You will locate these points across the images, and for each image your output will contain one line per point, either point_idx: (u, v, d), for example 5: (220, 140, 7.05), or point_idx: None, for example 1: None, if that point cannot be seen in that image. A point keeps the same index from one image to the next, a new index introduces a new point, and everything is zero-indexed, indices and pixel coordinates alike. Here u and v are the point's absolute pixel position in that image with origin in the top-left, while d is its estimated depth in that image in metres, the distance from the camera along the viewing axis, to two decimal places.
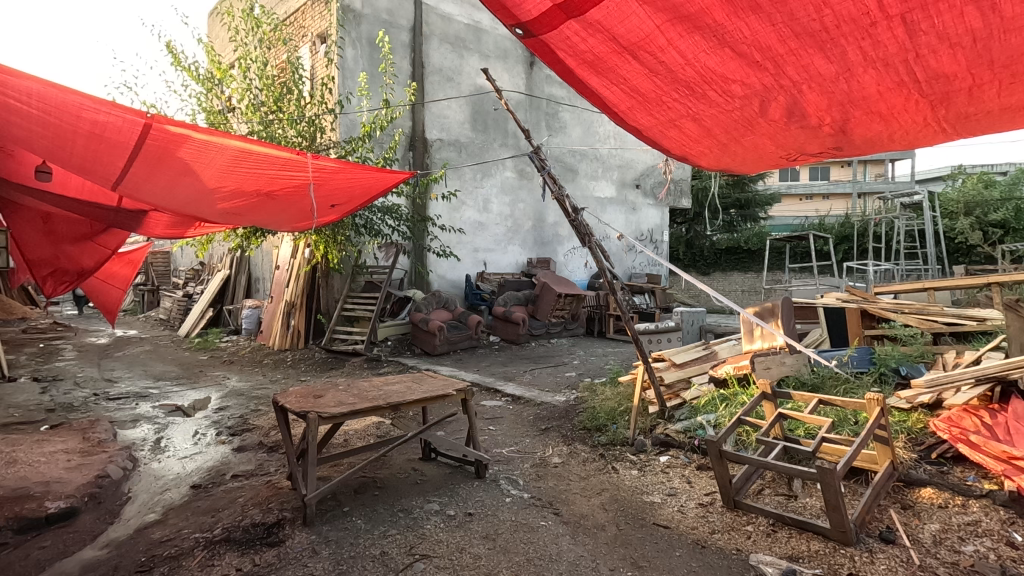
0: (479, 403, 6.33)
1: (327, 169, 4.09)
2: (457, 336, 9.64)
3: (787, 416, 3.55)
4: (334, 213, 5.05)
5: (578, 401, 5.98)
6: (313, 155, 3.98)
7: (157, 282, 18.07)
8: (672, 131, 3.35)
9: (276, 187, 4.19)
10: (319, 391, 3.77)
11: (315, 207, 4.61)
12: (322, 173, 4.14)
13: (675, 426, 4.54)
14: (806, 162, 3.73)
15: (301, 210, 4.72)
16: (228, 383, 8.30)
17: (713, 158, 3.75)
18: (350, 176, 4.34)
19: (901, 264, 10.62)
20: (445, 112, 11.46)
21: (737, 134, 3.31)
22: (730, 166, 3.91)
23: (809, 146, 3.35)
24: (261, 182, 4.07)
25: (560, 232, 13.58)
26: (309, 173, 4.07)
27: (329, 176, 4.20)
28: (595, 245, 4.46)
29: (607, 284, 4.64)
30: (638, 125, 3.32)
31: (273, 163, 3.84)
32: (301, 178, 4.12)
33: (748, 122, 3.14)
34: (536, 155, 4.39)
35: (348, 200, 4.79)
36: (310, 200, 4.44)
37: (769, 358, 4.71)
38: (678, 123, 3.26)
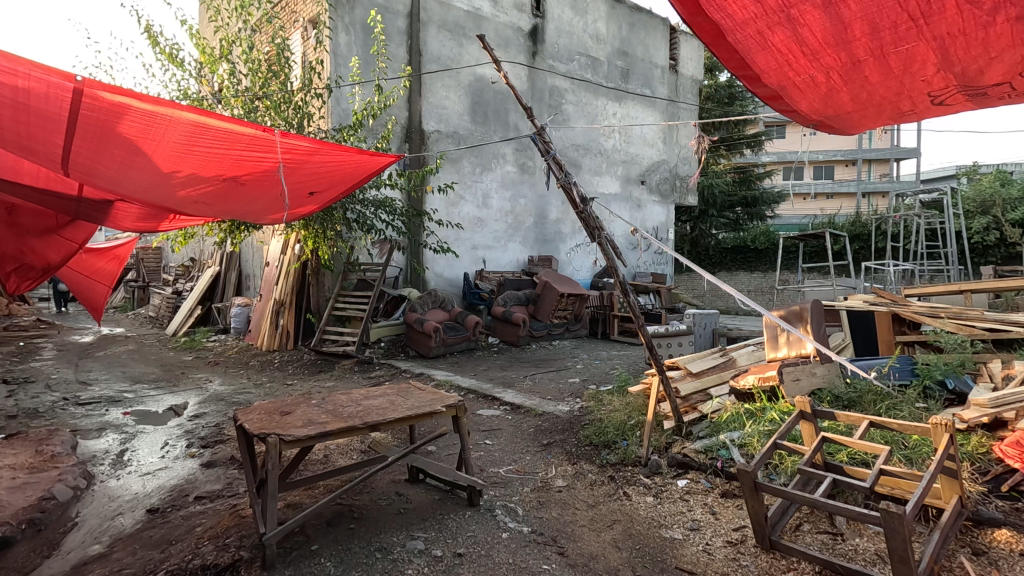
0: (475, 413, 5.82)
1: (299, 150, 3.61)
2: (454, 338, 9.11)
3: (829, 439, 3.05)
4: (316, 201, 4.59)
5: (583, 412, 5.48)
6: (283, 133, 3.50)
7: (147, 278, 17.59)
8: (794, 29, 2.75)
9: (242, 170, 3.71)
10: (288, 407, 3.27)
11: (289, 194, 4.13)
12: (293, 154, 3.67)
13: (694, 444, 4.03)
14: (961, 90, 3.10)
15: (274, 198, 4.25)
16: (209, 386, 7.80)
17: (836, 82, 3.16)
18: (326, 159, 3.86)
19: (922, 265, 10.07)
20: (443, 102, 10.93)
21: (891, 33, 2.66)
22: (853, 97, 3.31)
23: (990, 53, 2.69)
24: (225, 164, 3.59)
25: (563, 229, 13.07)
26: (278, 154, 3.60)
27: (302, 158, 3.73)
28: (605, 241, 3.94)
29: (618, 285, 4.11)
30: (737, 20, 2.74)
31: (234, 139, 3.36)
32: (269, 160, 3.65)
33: (918, 9, 2.48)
34: (540, 138, 3.89)
35: (329, 186, 4.32)
36: (283, 185, 3.96)
37: (799, 368, 4.23)
38: (800, 16, 2.66)
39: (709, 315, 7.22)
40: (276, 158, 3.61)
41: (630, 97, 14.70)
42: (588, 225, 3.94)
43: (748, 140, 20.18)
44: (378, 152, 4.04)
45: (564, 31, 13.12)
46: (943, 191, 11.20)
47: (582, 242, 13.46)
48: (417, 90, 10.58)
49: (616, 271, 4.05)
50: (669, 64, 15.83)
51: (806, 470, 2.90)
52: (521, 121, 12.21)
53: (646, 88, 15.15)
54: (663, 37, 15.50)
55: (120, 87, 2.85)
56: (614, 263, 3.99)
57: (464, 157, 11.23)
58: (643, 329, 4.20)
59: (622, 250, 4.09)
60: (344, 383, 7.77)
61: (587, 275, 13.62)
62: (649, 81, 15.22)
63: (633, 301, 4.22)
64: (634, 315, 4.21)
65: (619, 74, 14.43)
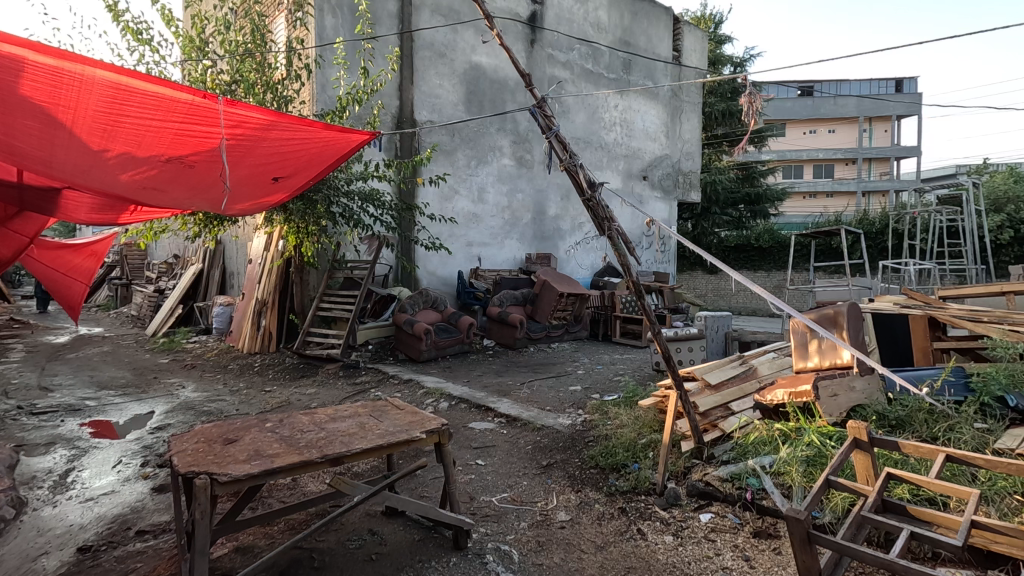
0: (466, 427, 5.26)
1: (250, 120, 3.18)
2: (446, 340, 8.55)
3: (894, 477, 2.52)
4: (281, 190, 4.14)
5: (586, 426, 4.92)
6: (228, 100, 3.06)
7: (130, 276, 16.93)
8: None
9: (186, 148, 3.24)
10: (234, 434, 2.69)
11: (246, 176, 3.67)
12: (243, 126, 3.22)
13: (719, 471, 3.48)
14: None
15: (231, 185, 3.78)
16: (181, 393, 7.21)
17: None
18: (284, 136, 3.42)
19: (942, 264, 9.54)
20: (437, 91, 10.37)
21: None
22: None
23: None
24: (163, 140, 3.12)
25: (562, 226, 12.51)
26: (225, 124, 3.15)
27: (256, 130, 3.29)
28: (615, 234, 3.38)
29: (630, 286, 3.53)
30: None
31: (169, 106, 2.90)
32: (216, 134, 3.19)
33: None
34: (541, 111, 3.33)
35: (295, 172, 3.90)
36: (239, 165, 3.51)
37: (836, 382, 3.66)
38: None
39: (722, 317, 6.69)
40: (225, 131, 3.16)
41: (631, 89, 14.15)
42: (595, 214, 3.38)
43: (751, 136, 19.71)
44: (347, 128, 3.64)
45: (563, 18, 12.55)
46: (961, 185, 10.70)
47: (581, 239, 12.92)
48: (409, 77, 10.00)
49: (628, 270, 3.47)
50: (672, 55, 15.28)
51: (870, 519, 2.35)
52: (519, 112, 11.64)
53: (648, 80, 14.59)
54: (666, 28, 14.93)
55: (13, 36, 2.33)
56: (625, 258, 3.42)
57: (459, 149, 10.67)
58: (658, 339, 3.61)
59: (635, 246, 3.52)
60: (327, 390, 7.18)
61: (587, 274, 13.06)
62: (651, 72, 14.67)
63: (649, 306, 3.62)
64: (649, 322, 3.60)
65: (620, 64, 13.87)
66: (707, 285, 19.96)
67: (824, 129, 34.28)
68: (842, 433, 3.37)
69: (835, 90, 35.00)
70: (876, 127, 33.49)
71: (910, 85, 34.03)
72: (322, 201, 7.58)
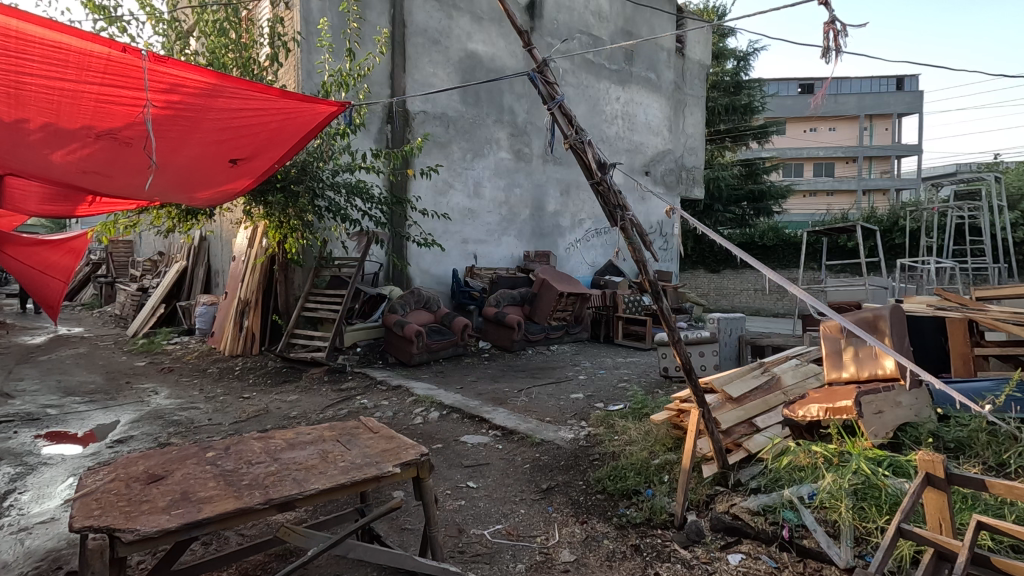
0: (458, 441, 4.76)
1: (180, 83, 2.97)
2: (439, 342, 8.02)
3: (984, 525, 2.03)
4: (245, 166, 3.96)
5: (591, 441, 4.43)
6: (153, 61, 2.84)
7: (115, 274, 16.36)
8: None
9: (114, 114, 3.06)
10: (163, 469, 2.17)
11: (193, 145, 3.49)
12: (173, 89, 3.01)
13: (748, 502, 2.96)
14: None
15: (180, 157, 3.59)
16: (153, 400, 6.69)
17: None
18: (227, 102, 3.21)
19: (962, 264, 9.05)
20: (430, 80, 9.87)
21: None
22: None
23: None
24: (85, 104, 2.94)
25: (561, 223, 12.02)
26: (151, 87, 2.95)
27: (191, 95, 3.08)
28: (628, 223, 2.88)
29: (646, 287, 3.01)
30: None
31: (80, 65, 2.70)
32: (143, 98, 3.00)
33: None
34: (543, 77, 2.84)
35: (251, 148, 3.76)
36: (180, 129, 3.34)
37: (880, 397, 3.21)
38: None
39: (735, 319, 6.19)
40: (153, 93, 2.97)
41: (633, 81, 13.63)
42: (603, 200, 2.87)
43: (754, 132, 19.21)
44: (306, 96, 3.46)
45: (564, 6, 12.02)
46: (979, 180, 10.25)
47: (581, 237, 12.43)
48: (401, 65, 9.49)
49: (642, 269, 2.96)
50: (676, 46, 14.78)
51: None
52: (517, 103, 11.14)
53: (651, 71, 14.07)
54: (669, 18, 14.45)
55: None
56: (641, 254, 2.92)
57: (454, 141, 10.17)
58: (679, 346, 3.04)
59: (651, 240, 3.00)
60: (309, 397, 6.66)
61: (587, 273, 12.57)
62: (654, 64, 14.15)
63: (668, 310, 3.05)
64: (669, 328, 3.03)
65: (622, 55, 13.35)
66: (709, 284, 19.50)
67: (824, 128, 33.83)
68: (893, 458, 2.87)
69: (835, 88, 34.55)
70: (877, 125, 33.00)
71: (911, 84, 33.65)
72: (305, 193, 7.06)
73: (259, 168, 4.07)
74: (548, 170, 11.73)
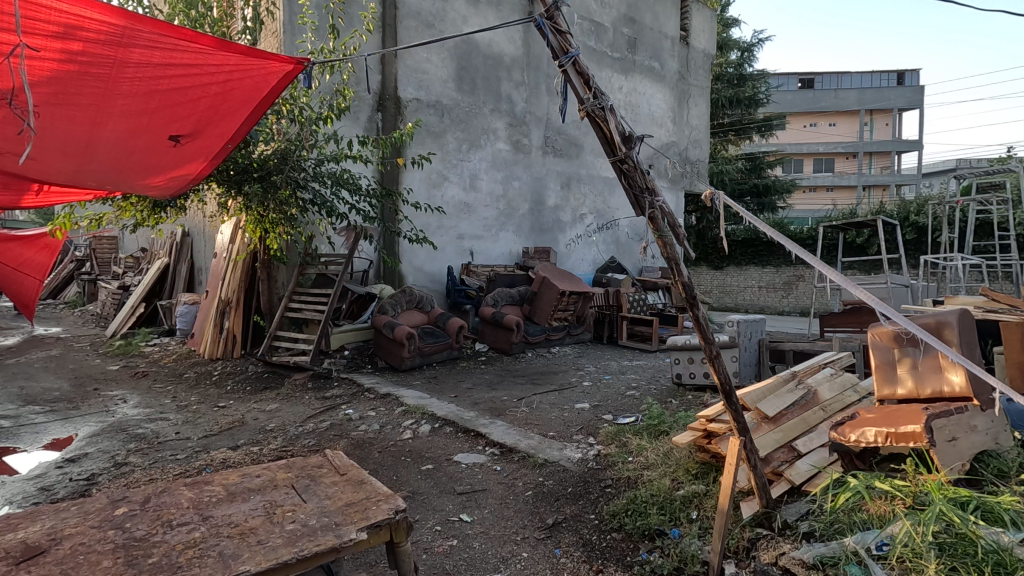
0: (449, 463, 4.22)
1: (74, 24, 2.42)
2: (432, 346, 7.46)
3: None
4: (193, 126, 3.44)
5: (600, 464, 3.90)
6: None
7: (99, 271, 15.78)
8: None
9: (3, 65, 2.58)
10: (49, 538, 1.63)
11: (118, 101, 3.00)
12: (68, 32, 2.46)
13: (801, 552, 2.41)
14: None
15: (106, 117, 3.10)
16: (119, 410, 6.13)
17: None
18: (145, 49, 2.69)
19: (988, 260, 8.53)
20: (424, 66, 9.33)
21: None
22: None
23: None
24: None
25: (562, 218, 11.48)
26: (37, 29, 2.42)
27: (93, 41, 2.54)
28: (658, 212, 2.38)
29: (680, 293, 2.44)
30: None
31: None
32: (31, 44, 2.48)
33: None
34: (552, 24, 2.31)
35: (190, 122, 3.40)
36: (95, 85, 2.84)
37: (954, 422, 2.70)
38: None
39: (756, 323, 5.66)
40: (42, 38, 2.46)
41: (637, 70, 13.08)
42: (625, 181, 2.35)
43: (758, 125, 18.69)
44: (258, 52, 3.00)
45: None
46: (1000, 171, 9.72)
47: (582, 233, 11.89)
48: (392, 49, 8.95)
49: (674, 269, 2.41)
50: (680, 34, 14.23)
51: None
52: (515, 92, 10.59)
53: (655, 60, 13.50)
54: (673, 5, 13.90)
55: None
56: (674, 251, 2.38)
57: (448, 131, 9.61)
58: (718, 363, 2.45)
59: (684, 232, 2.48)
60: (291, 406, 6.10)
61: (589, 271, 12.02)
62: (658, 52, 13.59)
63: (705, 319, 2.47)
64: (707, 343, 2.45)
65: (626, 43, 12.78)
66: (712, 281, 18.97)
67: (825, 123, 33.24)
68: (980, 500, 2.34)
69: (836, 82, 33.91)
70: (877, 120, 32.49)
71: (912, 78, 33.11)
72: (285, 184, 6.43)
73: (207, 148, 3.72)
74: (548, 163, 11.16)
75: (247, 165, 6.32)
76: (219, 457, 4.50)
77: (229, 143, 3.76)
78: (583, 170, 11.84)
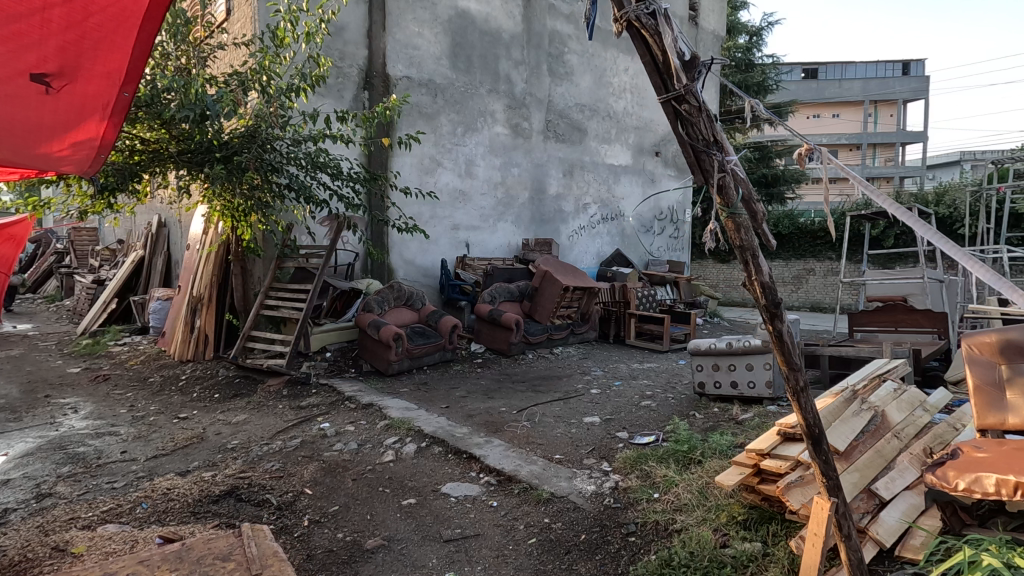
0: (434, 498, 3.50)
1: None
2: (423, 347, 6.72)
3: None
4: (60, 61, 2.13)
5: (621, 502, 3.17)
6: None
7: (78, 265, 14.98)
8: None
9: None
10: None
11: None
12: None
13: None
14: None
15: None
16: (65, 422, 5.39)
17: None
18: None
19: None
20: (415, 41, 8.57)
21: None
22: None
23: None
24: None
25: (564, 207, 10.74)
26: None
27: None
28: (729, 178, 1.77)
29: (759, 300, 1.79)
30: None
31: None
32: None
33: None
34: None
35: (54, 51, 2.08)
36: None
37: None
38: None
39: None
40: None
41: None
42: (682, 129, 1.75)
43: (766, 113, 17.90)
44: None
45: None
46: None
47: (586, 224, 11.15)
48: (379, 22, 8.18)
49: (749, 264, 1.80)
50: (688, 14, 13.44)
51: None
52: (515, 71, 9.83)
53: None
54: None
55: None
56: (749, 236, 1.76)
57: (442, 112, 8.84)
58: (804, 399, 1.80)
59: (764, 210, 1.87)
60: (260, 418, 5.37)
61: (592, 264, 11.28)
62: None
63: (792, 339, 1.81)
64: (792, 370, 1.79)
65: None
66: (718, 275, 18.24)
67: (828, 114, 32.35)
68: None
69: (840, 72, 33.03)
70: (881, 111, 31.62)
71: (916, 68, 32.48)
72: (253, 165, 5.63)
73: (100, 99, 2.40)
74: (548, 148, 10.41)
75: (207, 143, 5.52)
76: (162, 487, 3.77)
77: (126, 90, 2.42)
78: (586, 157, 11.08)
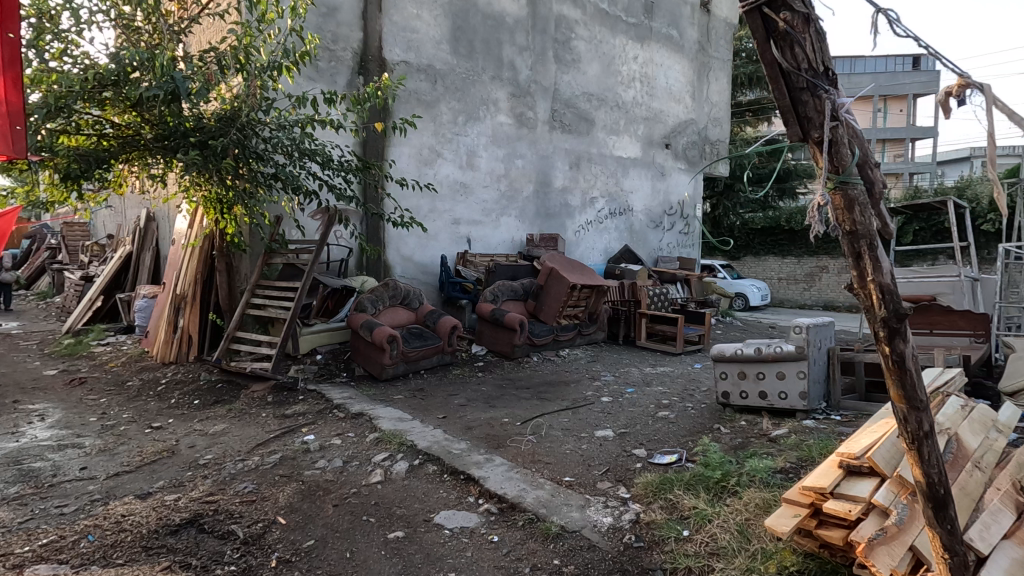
0: (423, 531, 3.01)
1: None
2: (419, 350, 6.24)
3: None
4: None
5: (645, 541, 2.69)
6: None
7: (70, 260, 14.56)
8: None
9: None
10: None
11: None
12: None
13: None
14: None
15: None
16: (27, 432, 4.93)
17: None
18: None
19: None
20: (413, 23, 8.06)
21: None
22: None
23: None
24: None
25: (570, 201, 10.23)
26: None
27: None
28: (842, 134, 1.55)
29: (875, 307, 1.57)
30: None
31: None
32: None
33: None
34: None
35: None
36: None
37: None
38: None
39: (825, 327, 4.38)
40: None
41: (653, 38, 11.74)
42: (778, 50, 1.54)
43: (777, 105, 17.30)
44: None
45: None
46: None
47: (593, 219, 10.65)
48: (375, 3, 7.68)
49: (864, 253, 1.56)
50: None
51: None
52: (519, 58, 9.32)
53: (672, 28, 12.18)
54: None
55: None
56: (863, 219, 1.55)
57: (442, 100, 8.34)
58: (928, 450, 1.62)
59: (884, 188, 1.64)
60: (240, 428, 4.90)
61: (599, 261, 10.78)
62: (676, 19, 12.25)
63: (913, 364, 1.58)
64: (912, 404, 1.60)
65: (641, 7, 11.44)
66: None
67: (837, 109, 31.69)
68: None
69: (849, 66, 32.33)
70: (892, 106, 30.88)
71: (927, 62, 31.75)
72: (233, 151, 5.15)
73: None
74: (554, 139, 9.89)
75: (181, 127, 5.04)
76: (117, 513, 3.30)
77: (7, 31, 2.87)
78: (594, 148, 10.57)
